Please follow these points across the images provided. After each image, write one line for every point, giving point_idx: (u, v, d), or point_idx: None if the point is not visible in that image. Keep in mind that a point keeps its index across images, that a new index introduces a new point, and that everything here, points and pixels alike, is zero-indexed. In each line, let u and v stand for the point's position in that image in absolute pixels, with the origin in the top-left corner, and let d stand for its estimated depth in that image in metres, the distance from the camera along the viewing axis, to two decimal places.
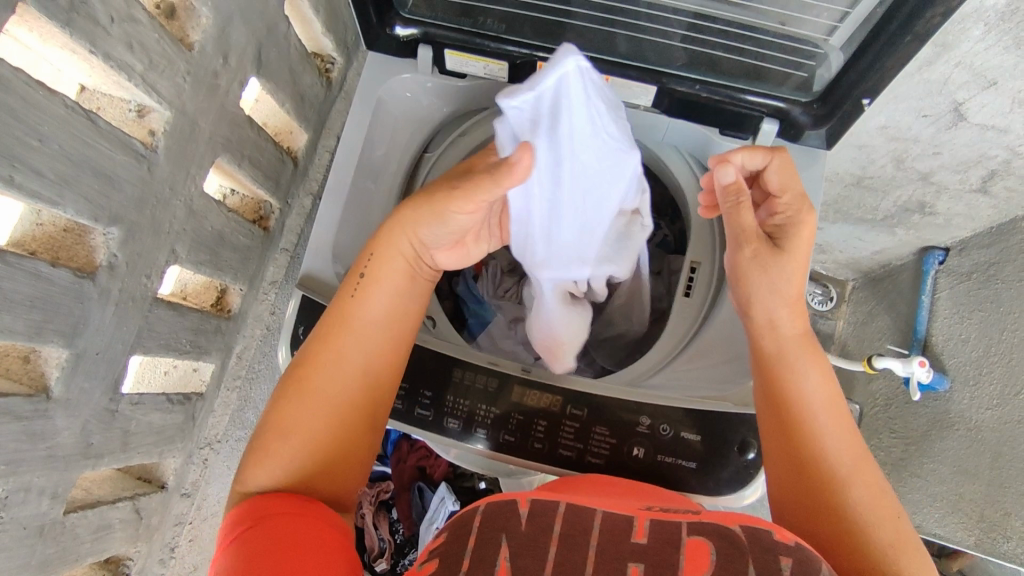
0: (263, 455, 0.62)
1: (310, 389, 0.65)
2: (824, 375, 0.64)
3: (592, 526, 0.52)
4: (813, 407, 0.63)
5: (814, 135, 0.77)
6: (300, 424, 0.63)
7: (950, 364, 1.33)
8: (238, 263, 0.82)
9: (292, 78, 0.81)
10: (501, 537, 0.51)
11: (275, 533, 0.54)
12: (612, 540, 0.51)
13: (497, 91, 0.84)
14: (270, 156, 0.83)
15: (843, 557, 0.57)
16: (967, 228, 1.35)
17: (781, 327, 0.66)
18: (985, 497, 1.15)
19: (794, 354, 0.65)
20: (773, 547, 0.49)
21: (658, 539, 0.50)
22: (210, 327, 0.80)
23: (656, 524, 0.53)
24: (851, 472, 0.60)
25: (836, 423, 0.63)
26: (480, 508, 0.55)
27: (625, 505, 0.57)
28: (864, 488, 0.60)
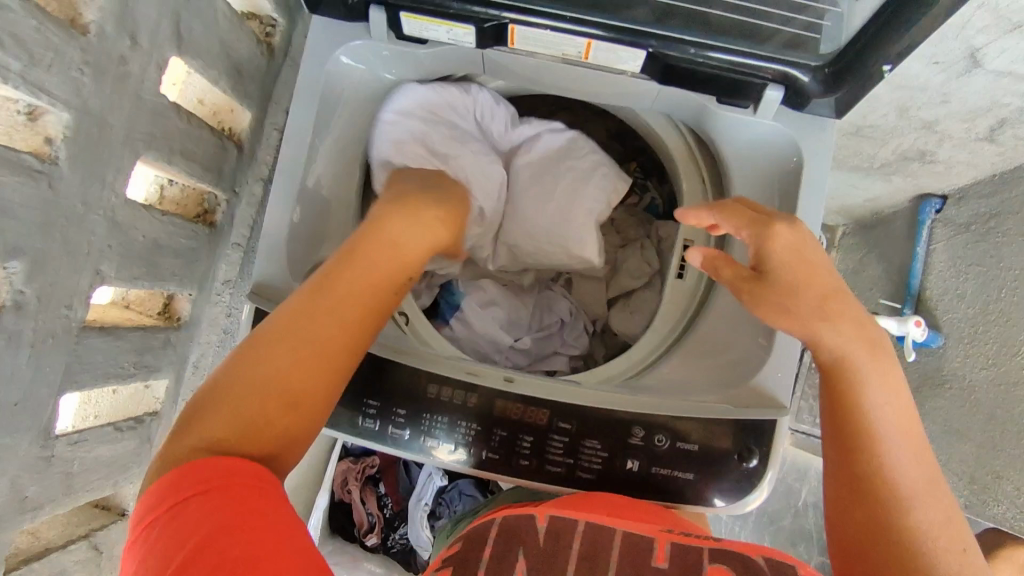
0: (190, 432, 0.49)
1: (266, 355, 0.52)
2: (856, 323, 0.59)
3: (612, 547, 0.48)
4: (852, 368, 0.58)
5: (822, 104, 0.68)
6: (248, 406, 0.50)
7: (945, 320, 1.30)
8: (183, 269, 0.73)
9: (224, 51, 0.69)
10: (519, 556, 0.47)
11: (208, 505, 0.43)
12: (633, 560, 0.47)
13: (463, 58, 0.73)
14: (208, 143, 0.72)
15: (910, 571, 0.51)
16: (967, 176, 1.28)
17: (792, 278, 0.59)
18: (973, 460, 1.16)
19: (826, 312, 0.59)
20: None
21: (678, 563, 0.47)
22: (158, 342, 0.72)
23: (679, 546, 0.49)
24: (894, 435, 0.56)
25: (862, 330, 0.58)
26: (497, 519, 0.51)
27: (642, 525, 0.53)
28: (906, 451, 0.55)
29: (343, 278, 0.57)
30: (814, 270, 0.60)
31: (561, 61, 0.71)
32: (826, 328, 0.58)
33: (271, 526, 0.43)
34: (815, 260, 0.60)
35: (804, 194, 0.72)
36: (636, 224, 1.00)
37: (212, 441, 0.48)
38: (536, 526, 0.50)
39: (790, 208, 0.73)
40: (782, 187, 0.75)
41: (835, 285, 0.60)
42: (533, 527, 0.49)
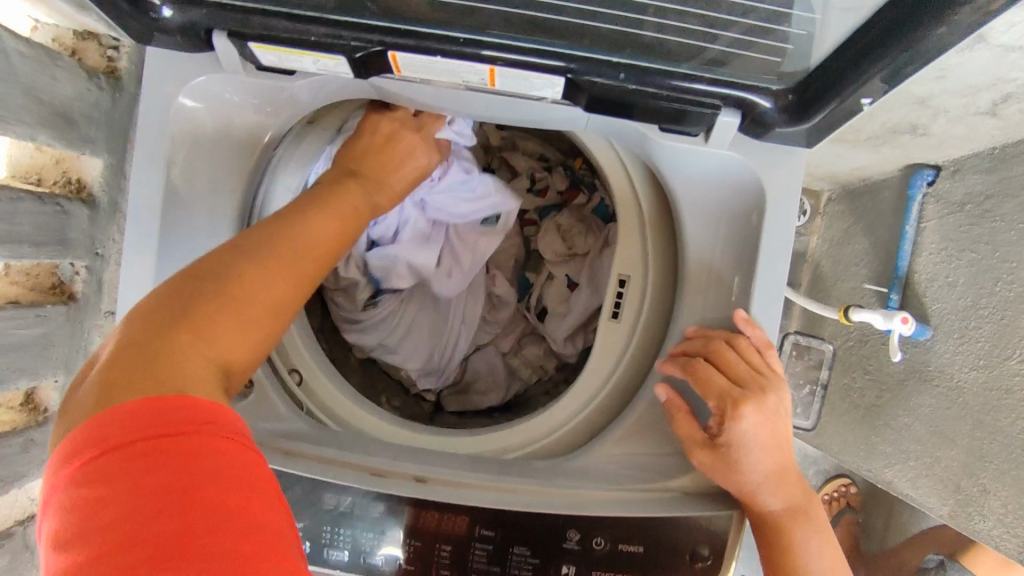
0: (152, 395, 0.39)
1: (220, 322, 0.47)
2: (798, 480, 0.55)
3: None
4: (790, 525, 0.54)
5: (788, 133, 0.55)
6: (189, 364, 0.42)
7: (933, 309, 1.19)
8: (35, 362, 0.62)
9: (36, 99, 0.55)
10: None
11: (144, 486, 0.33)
12: None
13: (347, 86, 0.59)
14: (38, 212, 0.59)
15: None
16: (963, 148, 1.14)
17: (738, 436, 0.55)
18: (961, 468, 1.07)
19: (772, 469, 0.55)
20: None
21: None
22: (16, 449, 0.62)
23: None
24: None
25: (802, 492, 0.55)
26: None
27: None
28: None
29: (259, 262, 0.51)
30: (760, 422, 0.55)
31: (464, 87, 0.58)
32: (764, 493, 0.55)
33: (266, 516, 0.34)
34: (770, 410, 0.55)
35: (767, 238, 0.59)
36: (584, 231, 0.83)
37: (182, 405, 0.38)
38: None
39: (752, 252, 0.61)
40: (735, 227, 0.63)
41: (790, 459, 0.55)
42: None
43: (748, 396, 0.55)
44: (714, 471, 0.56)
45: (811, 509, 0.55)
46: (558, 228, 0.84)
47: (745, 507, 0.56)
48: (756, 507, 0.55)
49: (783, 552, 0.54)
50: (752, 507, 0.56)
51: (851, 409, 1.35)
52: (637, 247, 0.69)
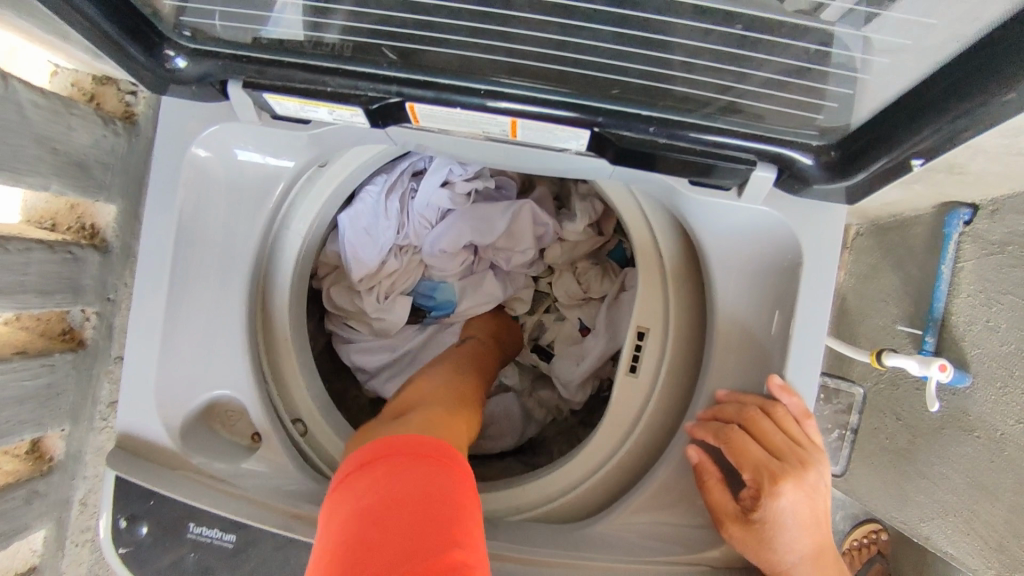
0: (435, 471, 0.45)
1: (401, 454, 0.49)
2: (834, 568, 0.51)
3: None
4: None
5: (828, 190, 0.52)
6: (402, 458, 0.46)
7: (971, 354, 1.14)
8: (41, 411, 0.60)
9: (51, 148, 0.55)
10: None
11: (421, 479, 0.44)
12: None
13: (365, 136, 0.58)
14: (48, 261, 0.57)
15: None
16: (1002, 187, 1.10)
17: (773, 512, 0.50)
18: (1005, 525, 1.01)
19: (808, 551, 0.51)
20: None
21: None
22: (19, 501, 0.60)
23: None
24: None
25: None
26: None
27: None
28: None
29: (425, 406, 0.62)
30: (797, 498, 0.51)
31: (483, 138, 0.55)
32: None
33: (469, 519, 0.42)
34: (810, 484, 0.51)
35: (802, 298, 0.56)
36: (600, 273, 0.81)
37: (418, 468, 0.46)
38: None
39: (788, 313, 0.57)
40: (770, 279, 0.59)
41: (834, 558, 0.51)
42: None
43: (785, 471, 0.51)
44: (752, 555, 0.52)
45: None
46: (574, 269, 0.81)
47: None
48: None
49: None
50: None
51: (881, 454, 1.29)
52: (679, 302, 0.66)
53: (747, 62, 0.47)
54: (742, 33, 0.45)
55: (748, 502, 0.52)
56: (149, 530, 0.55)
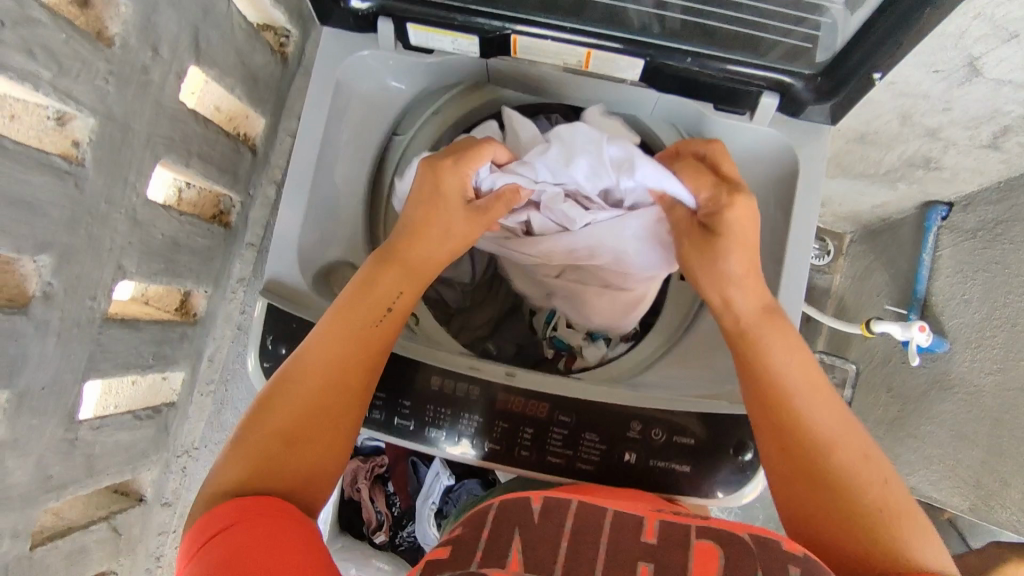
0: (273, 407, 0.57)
1: (283, 396, 0.58)
2: (775, 319, 0.61)
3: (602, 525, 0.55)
4: (784, 332, 0.60)
5: (818, 111, 0.71)
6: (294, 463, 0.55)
7: (951, 324, 1.29)
8: (199, 266, 0.77)
9: (240, 61, 0.73)
10: (513, 532, 0.53)
11: (251, 536, 0.47)
12: (620, 536, 0.54)
13: (470, 66, 0.77)
14: (224, 148, 0.76)
15: (832, 520, 0.53)
16: (973, 183, 1.27)
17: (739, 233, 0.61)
18: (979, 464, 1.16)
19: (745, 272, 0.62)
20: (780, 555, 0.51)
21: (666, 539, 0.54)
22: (175, 335, 0.76)
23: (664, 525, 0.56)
24: (815, 403, 0.57)
25: (842, 422, 0.57)
26: (498, 503, 0.58)
27: (633, 507, 0.60)
28: (831, 421, 0.57)
29: (315, 339, 0.60)
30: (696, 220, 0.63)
31: (561, 67, 0.74)
32: (798, 398, 0.57)
33: (302, 554, 0.47)
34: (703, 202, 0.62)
35: (798, 198, 0.74)
36: None
37: (280, 430, 0.56)
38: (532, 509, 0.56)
39: (786, 211, 0.75)
40: (780, 190, 0.77)
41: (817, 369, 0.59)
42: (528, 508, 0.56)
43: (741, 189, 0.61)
44: (757, 387, 0.59)
45: (825, 426, 0.56)
46: None
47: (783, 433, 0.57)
48: (796, 423, 0.57)
49: (837, 473, 0.55)
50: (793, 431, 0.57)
51: (877, 424, 1.42)
52: None
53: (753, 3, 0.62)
54: None
55: (707, 222, 0.63)
56: (287, 349, 0.72)
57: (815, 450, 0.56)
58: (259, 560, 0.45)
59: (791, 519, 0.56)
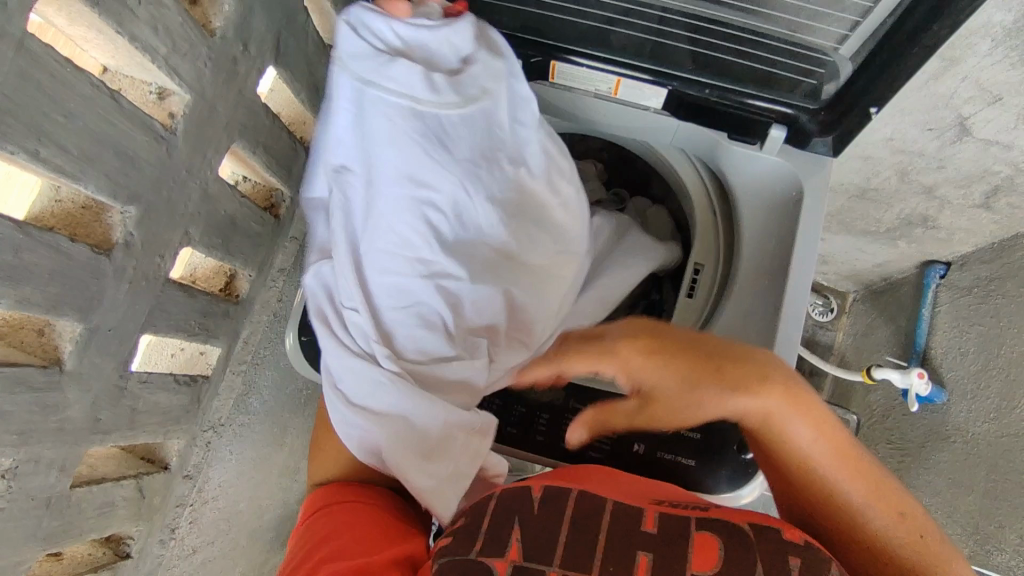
0: (327, 458, 0.73)
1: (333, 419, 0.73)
2: (743, 391, 0.54)
3: (604, 512, 0.54)
4: (779, 426, 0.55)
5: (821, 143, 0.79)
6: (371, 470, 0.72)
7: (948, 375, 1.26)
8: (249, 249, 0.83)
9: (308, 69, 0.83)
10: (514, 520, 0.53)
11: (347, 541, 0.62)
12: (623, 526, 0.53)
13: None
14: (286, 144, 0.84)
15: None
16: (967, 243, 1.22)
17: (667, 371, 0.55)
18: (978, 509, 1.15)
19: (701, 382, 0.54)
20: (782, 547, 0.49)
21: (666, 531, 0.52)
22: (219, 311, 0.81)
23: (668, 515, 0.54)
24: (846, 478, 0.57)
25: (827, 434, 0.56)
26: (499, 490, 0.56)
27: (636, 496, 0.57)
28: (863, 486, 0.57)
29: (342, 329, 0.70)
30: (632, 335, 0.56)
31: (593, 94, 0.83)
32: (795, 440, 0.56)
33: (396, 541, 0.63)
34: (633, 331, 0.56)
35: (804, 220, 0.80)
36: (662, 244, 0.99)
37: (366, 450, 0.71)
38: (531, 496, 0.55)
39: (792, 232, 0.81)
40: (786, 217, 0.83)
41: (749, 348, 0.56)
42: (531, 496, 0.55)
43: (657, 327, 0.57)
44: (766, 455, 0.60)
45: (776, 414, 0.55)
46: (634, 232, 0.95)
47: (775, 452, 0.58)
48: (783, 441, 0.57)
49: (819, 477, 0.57)
50: (769, 442, 0.57)
51: None
52: (712, 245, 0.90)
53: (765, 45, 0.74)
54: (755, 28, 0.72)
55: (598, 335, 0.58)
56: None
57: (812, 465, 0.57)
58: (358, 547, 0.61)
59: None
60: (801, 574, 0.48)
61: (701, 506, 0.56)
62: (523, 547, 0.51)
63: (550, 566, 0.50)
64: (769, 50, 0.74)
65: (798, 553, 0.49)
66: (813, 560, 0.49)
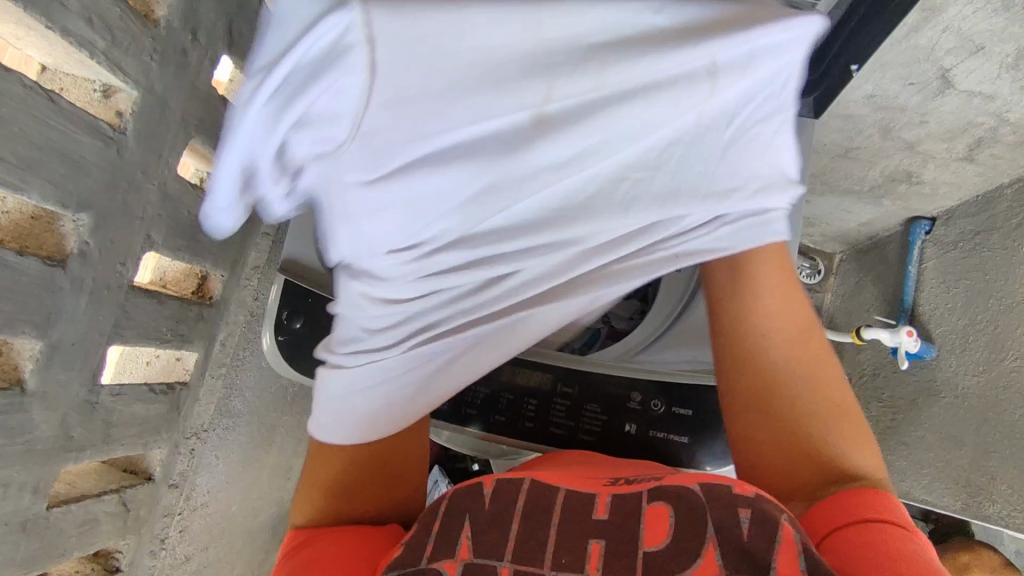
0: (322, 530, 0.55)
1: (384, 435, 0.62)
2: None
3: (555, 503, 0.51)
4: (758, 336, 0.60)
5: None
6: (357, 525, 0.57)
7: (937, 332, 1.25)
8: (218, 249, 0.80)
9: None
10: (464, 518, 0.51)
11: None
12: (573, 515, 0.50)
13: None
14: None
15: (794, 460, 0.57)
16: (952, 197, 1.21)
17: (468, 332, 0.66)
18: (970, 463, 1.16)
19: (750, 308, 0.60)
20: (730, 501, 0.48)
21: (619, 513, 0.50)
22: (192, 315, 0.79)
23: (621, 494, 0.51)
24: (811, 388, 0.58)
25: (814, 367, 0.59)
26: (446, 493, 0.54)
27: (586, 480, 0.55)
28: (804, 373, 0.58)
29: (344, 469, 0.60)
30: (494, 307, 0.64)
31: None
32: (766, 359, 0.59)
33: None
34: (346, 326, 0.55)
35: None
36: None
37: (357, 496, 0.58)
38: (481, 493, 0.52)
39: None
40: None
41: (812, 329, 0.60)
42: (477, 495, 0.52)
43: None
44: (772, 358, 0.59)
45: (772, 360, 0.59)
46: None
47: (741, 371, 0.60)
48: (785, 397, 0.58)
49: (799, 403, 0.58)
50: (781, 384, 0.58)
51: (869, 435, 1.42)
52: None
53: None
54: None
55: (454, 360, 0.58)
56: (301, 324, 0.76)
57: (768, 387, 0.59)
58: None
59: (764, 478, 0.58)
60: (748, 526, 0.46)
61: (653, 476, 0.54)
62: (472, 547, 0.48)
63: (502, 562, 0.48)
64: None
65: (747, 504, 0.48)
66: (761, 507, 0.47)
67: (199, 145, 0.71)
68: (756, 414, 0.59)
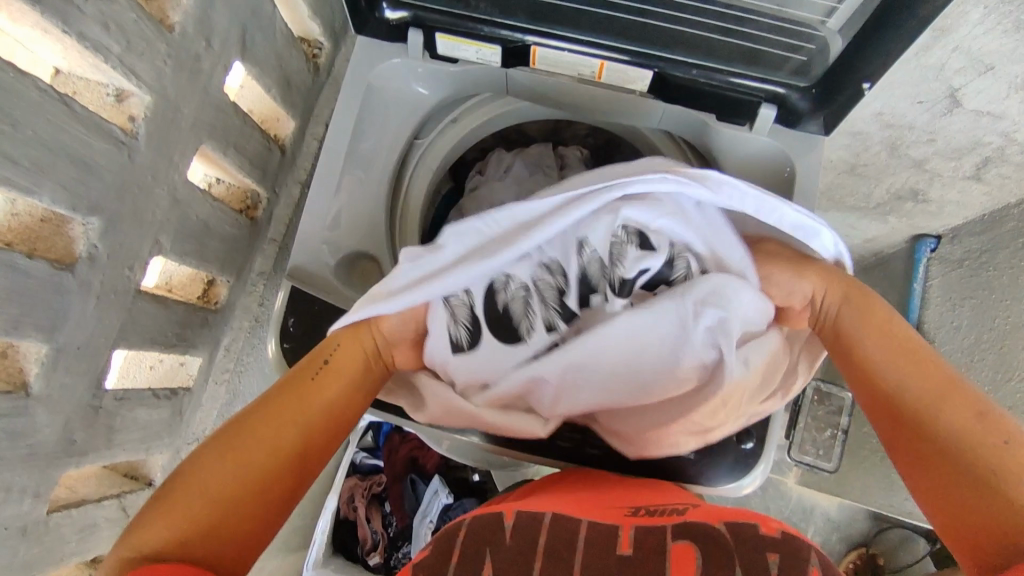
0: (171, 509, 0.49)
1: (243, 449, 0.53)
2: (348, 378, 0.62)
3: (579, 537, 0.54)
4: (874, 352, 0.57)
5: (813, 121, 0.76)
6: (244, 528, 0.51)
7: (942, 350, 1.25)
8: (225, 254, 0.80)
9: (278, 63, 0.79)
10: (485, 552, 0.52)
11: None
12: (598, 548, 0.53)
13: (489, 75, 0.82)
14: (257, 145, 0.81)
15: (994, 507, 0.47)
16: (958, 216, 1.20)
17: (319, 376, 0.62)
18: None
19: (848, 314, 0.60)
20: (759, 544, 0.51)
21: (642, 548, 0.52)
22: (197, 320, 0.78)
23: (643, 530, 0.55)
24: (934, 398, 0.53)
25: (917, 371, 0.55)
26: (467, 520, 0.57)
27: (609, 513, 0.58)
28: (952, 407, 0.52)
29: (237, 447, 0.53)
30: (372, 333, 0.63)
31: (576, 78, 0.80)
32: (882, 378, 0.56)
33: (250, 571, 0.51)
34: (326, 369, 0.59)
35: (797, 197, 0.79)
36: None
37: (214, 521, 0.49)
38: (504, 525, 0.56)
39: None
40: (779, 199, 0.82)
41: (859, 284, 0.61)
42: (501, 527, 0.55)
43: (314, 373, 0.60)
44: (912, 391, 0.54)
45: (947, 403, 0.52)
46: None
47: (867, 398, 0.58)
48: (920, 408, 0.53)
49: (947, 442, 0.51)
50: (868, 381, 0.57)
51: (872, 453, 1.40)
52: None
53: (751, 23, 0.68)
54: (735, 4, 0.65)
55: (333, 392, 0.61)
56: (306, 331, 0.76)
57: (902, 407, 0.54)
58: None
59: (955, 522, 0.49)
60: (779, 568, 0.49)
61: (673, 513, 0.58)
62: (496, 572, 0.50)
63: None
64: (754, 28, 0.68)
65: (774, 550, 0.51)
66: (789, 551, 0.51)
67: (207, 151, 0.71)
68: (885, 418, 0.56)
